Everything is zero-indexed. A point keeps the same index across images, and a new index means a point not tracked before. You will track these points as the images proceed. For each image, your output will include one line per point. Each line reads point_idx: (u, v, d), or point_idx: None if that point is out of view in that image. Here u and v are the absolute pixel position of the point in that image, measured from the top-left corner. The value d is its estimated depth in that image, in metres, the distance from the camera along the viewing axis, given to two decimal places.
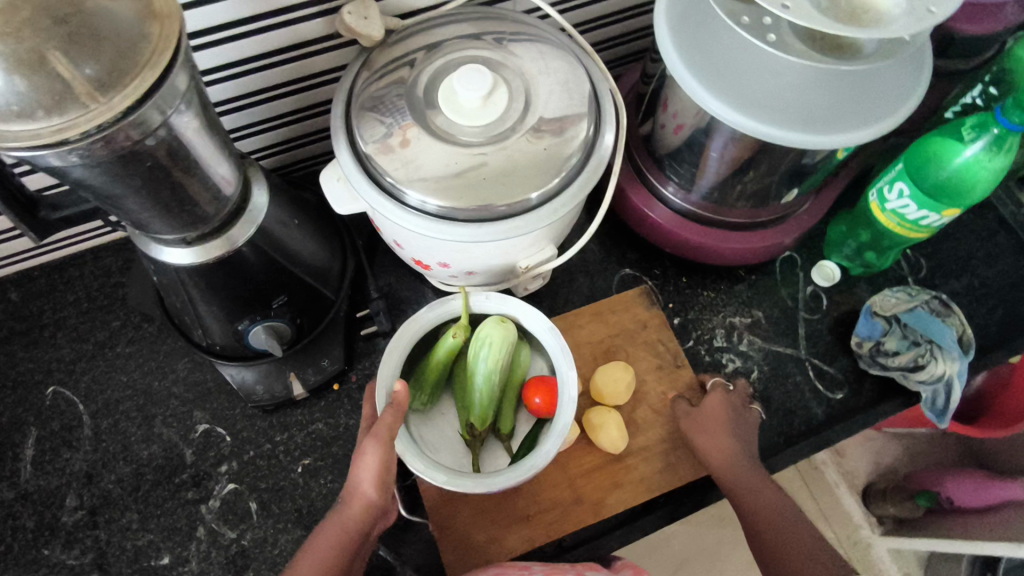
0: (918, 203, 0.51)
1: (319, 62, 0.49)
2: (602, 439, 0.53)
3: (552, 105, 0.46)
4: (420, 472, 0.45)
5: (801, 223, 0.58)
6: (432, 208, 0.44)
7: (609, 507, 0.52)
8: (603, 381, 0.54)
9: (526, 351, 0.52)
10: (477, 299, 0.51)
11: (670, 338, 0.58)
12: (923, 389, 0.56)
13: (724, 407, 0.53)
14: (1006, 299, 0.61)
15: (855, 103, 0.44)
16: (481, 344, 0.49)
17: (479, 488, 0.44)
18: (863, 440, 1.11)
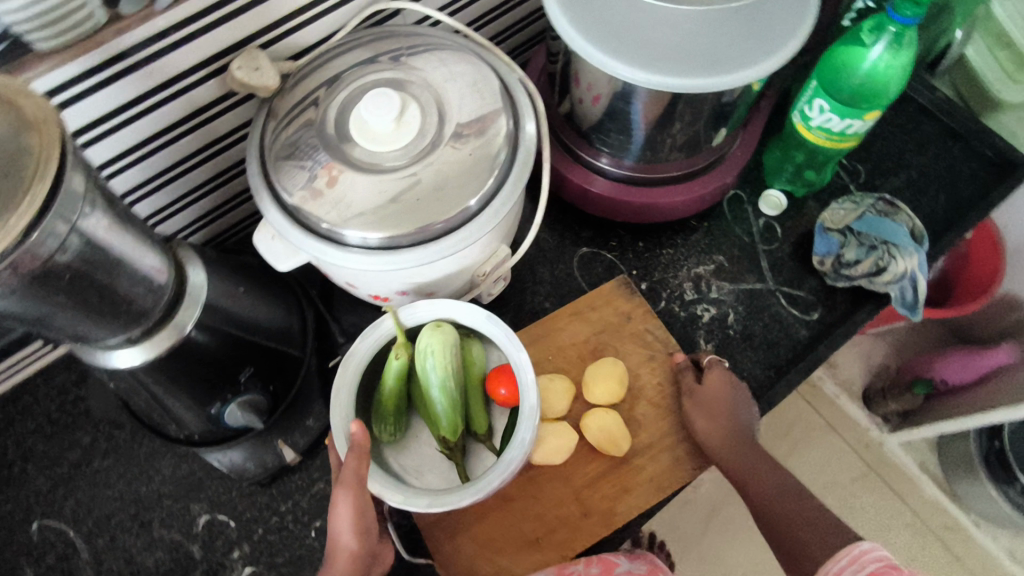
0: (839, 115, 0.51)
1: (223, 124, 0.48)
2: (603, 443, 0.53)
3: (465, 109, 0.45)
4: (403, 504, 0.44)
5: (737, 160, 0.58)
6: (374, 242, 0.43)
7: (621, 515, 0.52)
8: (592, 383, 0.55)
9: (475, 347, 0.52)
10: (406, 312, 0.50)
11: (657, 325, 0.58)
12: (892, 289, 0.57)
13: (724, 385, 0.54)
14: (945, 182, 0.63)
15: (755, 35, 0.45)
16: (425, 355, 0.48)
17: (467, 500, 0.44)
18: (851, 347, 1.14)
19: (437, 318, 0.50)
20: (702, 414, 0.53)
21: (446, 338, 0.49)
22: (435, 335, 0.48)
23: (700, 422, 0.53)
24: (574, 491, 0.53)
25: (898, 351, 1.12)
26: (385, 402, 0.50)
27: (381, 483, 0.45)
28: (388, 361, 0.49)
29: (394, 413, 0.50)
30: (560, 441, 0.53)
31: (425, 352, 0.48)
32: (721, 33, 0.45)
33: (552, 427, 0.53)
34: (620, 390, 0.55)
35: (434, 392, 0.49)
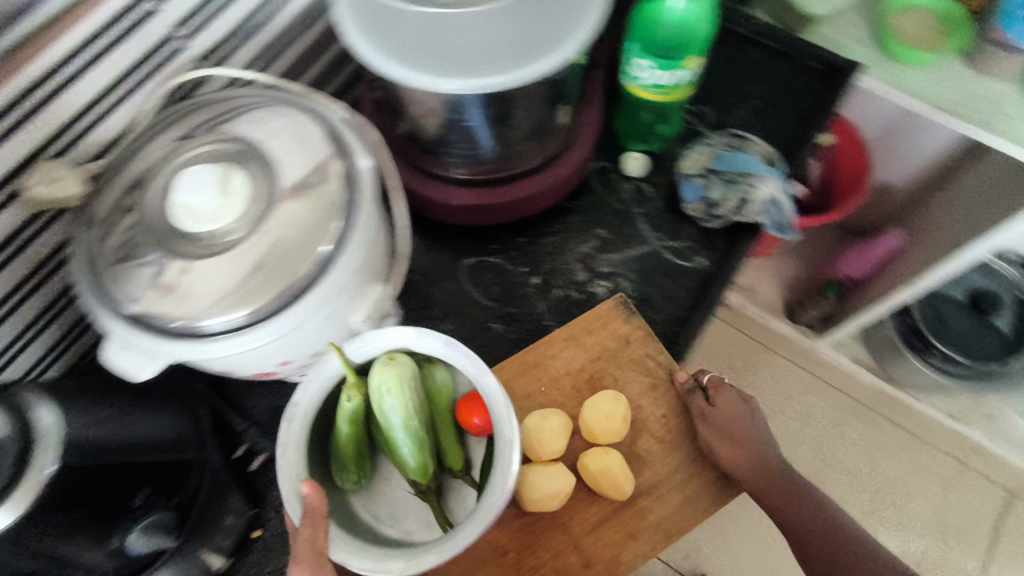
0: (667, 72, 0.53)
1: (41, 246, 0.45)
2: (600, 484, 0.53)
3: (293, 163, 0.43)
4: (373, 570, 0.43)
5: (587, 135, 0.59)
6: (235, 326, 0.41)
7: (625, 563, 0.52)
8: (588, 417, 0.55)
9: (439, 375, 0.50)
10: (352, 349, 0.48)
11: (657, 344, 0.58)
12: (761, 217, 0.59)
13: (729, 411, 0.56)
14: (787, 102, 0.65)
15: (550, 17, 0.46)
16: (381, 394, 0.47)
17: (442, 558, 0.42)
18: (762, 270, 1.19)
19: (391, 353, 0.48)
20: (716, 440, 0.54)
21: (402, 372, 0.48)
22: (389, 371, 0.47)
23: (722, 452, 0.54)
24: (575, 541, 0.53)
25: (805, 262, 1.18)
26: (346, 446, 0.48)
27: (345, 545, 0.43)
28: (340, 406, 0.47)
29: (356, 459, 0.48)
30: (560, 483, 0.52)
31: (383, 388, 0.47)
32: (535, 19, 0.45)
33: (546, 471, 0.53)
34: (623, 426, 0.55)
35: (397, 431, 0.48)
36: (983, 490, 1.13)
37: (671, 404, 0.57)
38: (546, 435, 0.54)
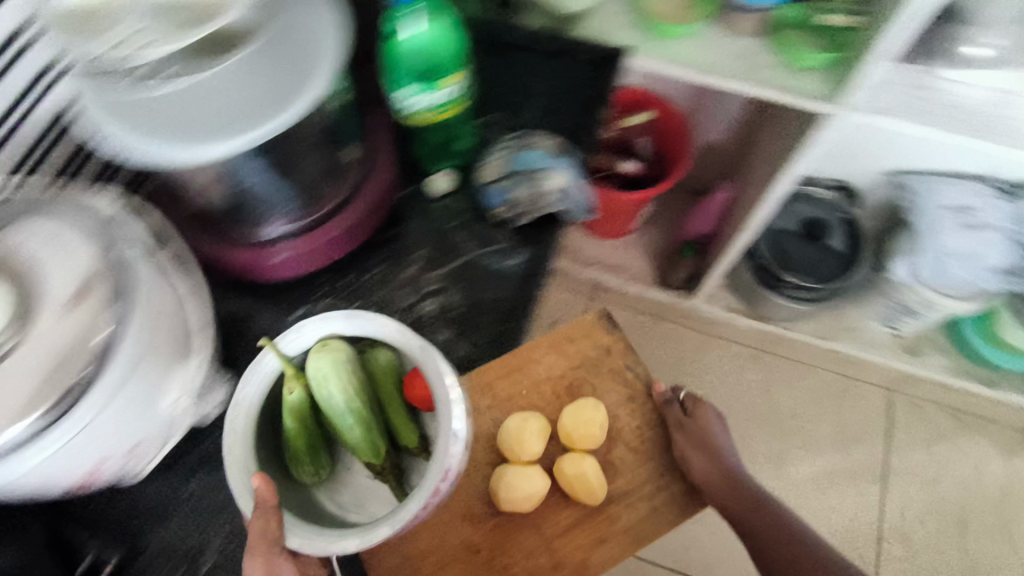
0: (433, 93, 0.55)
1: None
2: (575, 483, 0.71)
3: (55, 267, 0.43)
4: (328, 544, 0.48)
5: (382, 165, 0.60)
6: (14, 444, 0.39)
7: (591, 564, 0.70)
8: (568, 423, 0.74)
9: (377, 357, 0.56)
10: (288, 343, 0.53)
11: (637, 364, 0.78)
12: (558, 205, 0.66)
13: (730, 486, 0.75)
14: (571, 92, 0.70)
15: (296, 62, 0.45)
16: (320, 382, 0.52)
17: (393, 527, 0.48)
18: (627, 248, 1.25)
19: (325, 341, 0.54)
20: (688, 450, 0.73)
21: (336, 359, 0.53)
22: (325, 359, 0.53)
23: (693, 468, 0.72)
24: (546, 539, 0.71)
25: (664, 231, 1.25)
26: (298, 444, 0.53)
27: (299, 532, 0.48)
28: (284, 398, 0.53)
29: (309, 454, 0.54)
30: (534, 483, 0.71)
31: (323, 376, 0.53)
32: (273, 69, 0.44)
33: (524, 472, 0.72)
34: (596, 431, 0.73)
35: (341, 409, 0.54)
36: (867, 394, 1.23)
37: (647, 421, 0.77)
38: (533, 440, 0.74)
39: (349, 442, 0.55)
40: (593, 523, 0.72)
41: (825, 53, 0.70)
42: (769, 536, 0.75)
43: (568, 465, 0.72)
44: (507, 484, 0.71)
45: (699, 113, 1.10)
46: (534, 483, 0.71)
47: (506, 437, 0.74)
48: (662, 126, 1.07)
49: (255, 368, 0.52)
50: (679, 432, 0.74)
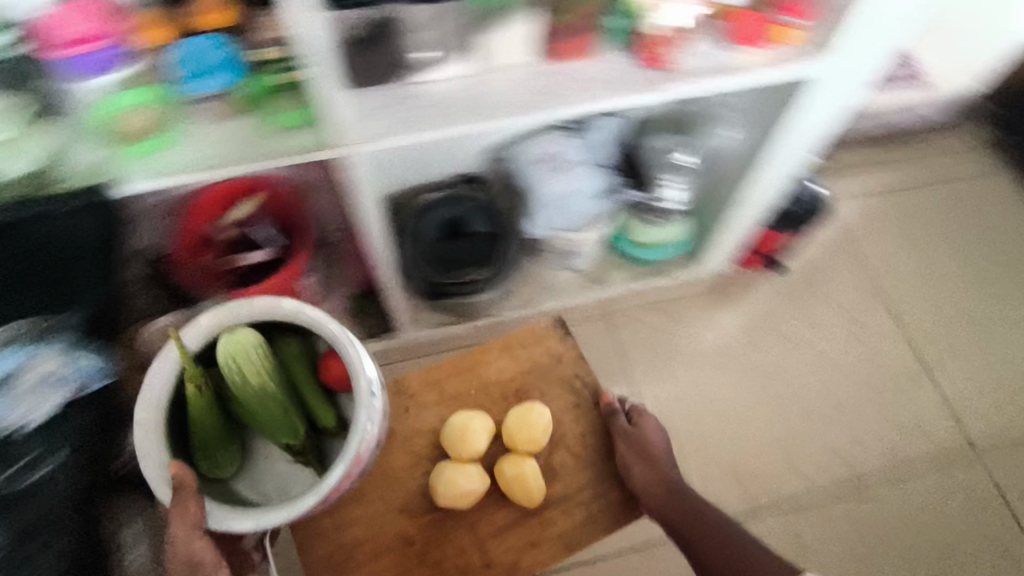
0: None
1: None
2: (506, 481, 0.91)
3: None
4: (243, 523, 0.68)
5: None
6: None
7: (522, 566, 0.89)
8: (510, 423, 0.95)
9: (285, 349, 0.78)
10: (189, 336, 0.74)
11: (587, 370, 1.00)
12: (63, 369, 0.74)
13: (653, 478, 0.89)
14: (40, 278, 0.72)
15: None
16: (234, 360, 0.72)
17: (315, 496, 0.69)
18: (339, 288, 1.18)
19: (228, 330, 0.74)
20: (630, 459, 0.90)
21: (247, 342, 0.72)
22: (233, 339, 0.72)
23: (629, 474, 0.89)
24: (479, 534, 0.90)
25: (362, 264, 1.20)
26: (205, 430, 0.72)
27: (216, 517, 0.68)
28: (188, 388, 0.70)
29: (217, 436, 0.73)
30: (472, 479, 0.90)
31: (235, 359, 0.72)
32: None
33: (463, 471, 0.90)
34: (539, 436, 0.93)
35: (253, 380, 0.73)
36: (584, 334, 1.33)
37: (592, 426, 0.97)
38: (474, 435, 0.94)
39: (266, 422, 0.76)
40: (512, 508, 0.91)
41: (286, 111, 0.71)
42: (707, 548, 0.83)
43: (508, 466, 0.91)
44: (451, 473, 0.90)
45: (311, 189, 1.13)
46: (468, 471, 0.91)
47: (450, 433, 0.94)
48: (279, 207, 1.07)
49: (147, 380, 0.71)
50: (618, 437, 0.93)
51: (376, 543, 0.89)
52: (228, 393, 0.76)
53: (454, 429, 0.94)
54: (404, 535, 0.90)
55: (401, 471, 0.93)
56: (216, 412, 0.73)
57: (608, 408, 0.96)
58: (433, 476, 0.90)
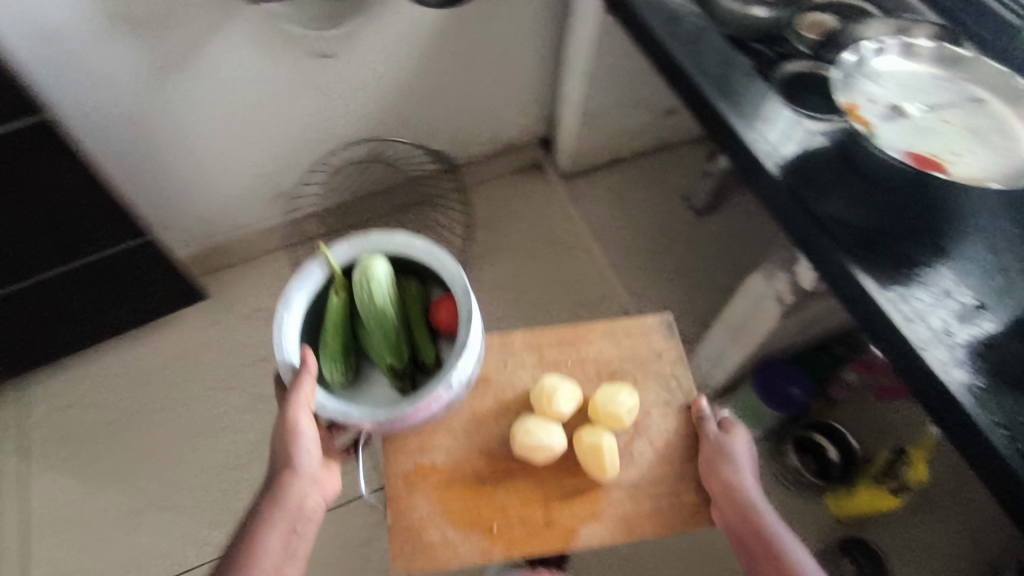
0: None
1: None
2: (585, 459, 0.75)
3: None
4: (340, 413, 0.71)
5: None
6: None
7: (582, 536, 0.74)
8: (600, 396, 0.78)
9: (411, 288, 0.80)
10: (337, 254, 0.77)
11: (686, 377, 0.82)
12: None
13: (738, 487, 0.71)
14: None
15: None
16: (379, 279, 0.75)
17: (412, 405, 0.71)
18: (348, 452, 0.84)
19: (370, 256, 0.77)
20: (718, 463, 0.74)
21: (383, 274, 0.75)
22: (372, 266, 0.75)
23: (721, 471, 0.73)
24: (535, 515, 0.74)
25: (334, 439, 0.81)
26: (336, 330, 0.76)
27: (330, 407, 0.71)
28: (334, 297, 0.75)
29: (339, 345, 0.76)
30: (547, 444, 0.75)
31: (370, 281, 0.74)
32: None
33: (541, 425, 0.75)
34: (622, 422, 0.77)
35: (389, 306, 0.76)
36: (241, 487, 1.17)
37: (679, 428, 0.79)
38: (563, 402, 0.77)
39: (374, 340, 0.78)
40: (576, 486, 0.76)
41: None
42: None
43: (585, 432, 0.75)
44: (530, 442, 0.75)
45: None
46: (548, 438, 0.74)
47: (538, 390, 0.79)
48: None
49: (296, 280, 0.75)
50: (706, 442, 0.76)
51: (455, 471, 0.77)
52: (354, 311, 0.79)
53: (546, 398, 0.78)
54: (478, 470, 0.77)
55: (488, 414, 0.80)
56: (348, 318, 0.77)
57: (704, 417, 0.78)
58: (518, 425, 0.76)
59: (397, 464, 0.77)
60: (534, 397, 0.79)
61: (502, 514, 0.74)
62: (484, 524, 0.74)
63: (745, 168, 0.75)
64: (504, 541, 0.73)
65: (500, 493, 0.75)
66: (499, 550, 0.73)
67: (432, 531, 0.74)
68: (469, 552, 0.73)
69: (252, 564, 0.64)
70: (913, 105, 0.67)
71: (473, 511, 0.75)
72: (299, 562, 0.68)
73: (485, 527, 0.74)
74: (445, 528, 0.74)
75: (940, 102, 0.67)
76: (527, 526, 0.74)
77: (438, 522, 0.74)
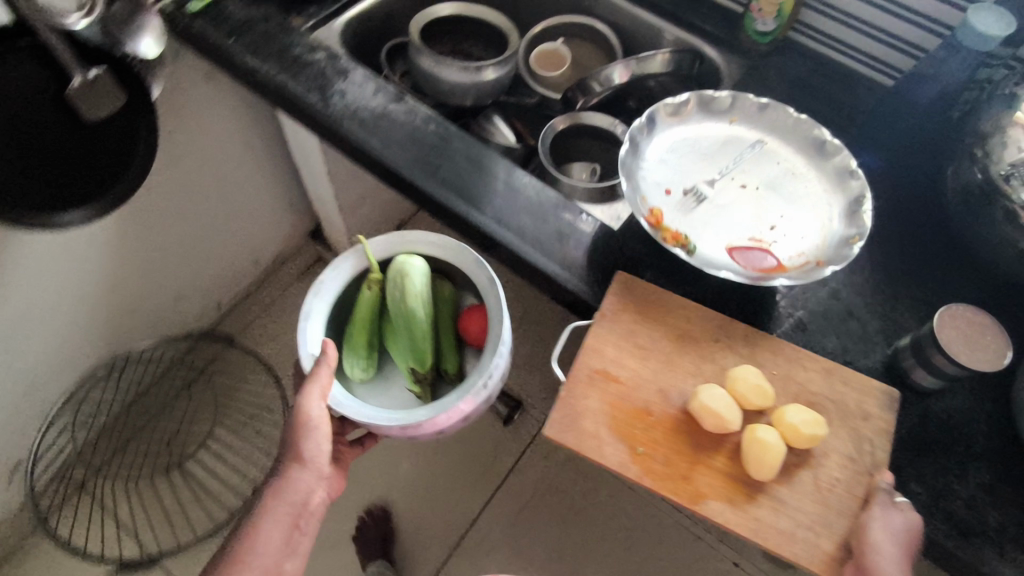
0: None
1: None
2: (751, 462, 0.53)
3: None
4: (358, 412, 0.62)
5: None
6: None
7: (708, 508, 0.53)
8: (788, 407, 0.55)
9: (443, 289, 0.71)
10: (376, 244, 0.68)
11: (887, 448, 0.54)
12: None
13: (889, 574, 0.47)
14: None
15: None
16: (415, 273, 0.66)
17: (435, 410, 0.61)
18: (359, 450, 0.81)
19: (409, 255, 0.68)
20: (880, 534, 0.49)
21: (419, 271, 0.66)
22: (407, 260, 0.66)
23: (876, 529, 0.50)
24: (682, 464, 0.54)
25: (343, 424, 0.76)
26: (363, 319, 0.67)
27: (339, 400, 0.62)
28: (364, 292, 0.67)
29: (364, 340, 0.67)
30: (722, 425, 0.54)
31: (407, 278, 0.66)
32: None
33: (729, 404, 0.54)
34: (806, 441, 0.53)
35: (419, 308, 0.66)
36: None
37: (851, 487, 0.53)
38: (751, 394, 0.55)
39: (399, 342, 0.68)
40: (718, 479, 0.54)
41: None
42: None
43: (763, 432, 0.54)
44: (704, 409, 0.54)
45: None
46: (732, 412, 0.54)
47: (733, 373, 0.56)
48: None
49: (331, 263, 0.67)
50: (881, 510, 0.51)
51: (637, 385, 0.57)
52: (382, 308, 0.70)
53: (737, 374, 0.56)
54: (652, 402, 0.56)
55: (669, 365, 0.58)
56: (376, 311, 0.68)
57: (880, 487, 0.52)
58: (705, 391, 0.55)
59: (587, 357, 0.58)
60: (727, 369, 0.57)
61: (654, 442, 0.55)
62: (631, 437, 0.55)
63: (545, 290, 0.64)
64: (645, 466, 0.54)
65: (665, 419, 0.56)
66: (636, 471, 0.54)
67: (588, 430, 0.55)
68: (613, 458, 0.54)
69: (246, 558, 0.57)
70: (706, 181, 0.59)
71: (638, 421, 0.56)
72: (298, 560, 0.60)
73: (634, 445, 0.55)
74: (604, 425, 0.55)
75: (729, 164, 0.60)
76: (674, 461, 0.54)
77: (596, 418, 0.55)
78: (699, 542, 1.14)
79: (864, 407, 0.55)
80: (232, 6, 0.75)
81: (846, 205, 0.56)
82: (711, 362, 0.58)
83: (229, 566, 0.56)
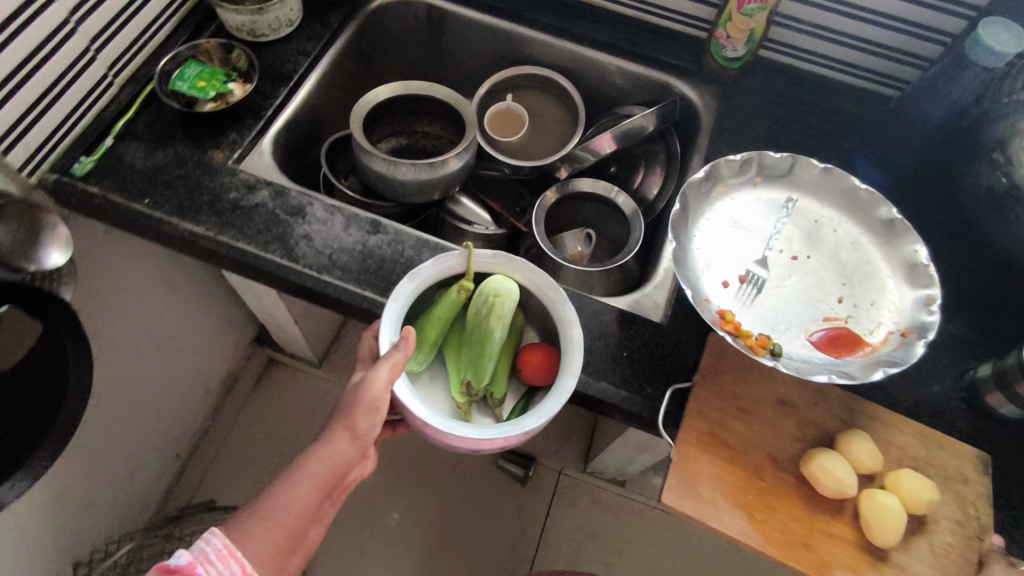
0: None
1: None
2: (872, 526, 0.50)
3: None
4: (411, 402, 0.50)
5: None
6: None
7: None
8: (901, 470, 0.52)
9: (519, 319, 0.58)
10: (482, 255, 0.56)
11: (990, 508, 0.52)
12: None
13: None
14: None
15: None
16: (509, 297, 0.54)
17: (483, 429, 0.49)
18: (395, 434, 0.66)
19: (510, 272, 0.56)
20: None
21: (512, 297, 0.54)
22: (505, 282, 0.54)
23: None
24: (800, 535, 0.50)
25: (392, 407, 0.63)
26: (442, 313, 0.55)
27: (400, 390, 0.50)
28: (450, 292, 0.55)
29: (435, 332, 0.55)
30: (842, 488, 0.50)
31: (499, 300, 0.54)
32: None
33: (847, 466, 0.51)
34: (923, 504, 0.50)
35: (497, 330, 0.54)
36: None
37: (963, 550, 0.51)
38: (867, 455, 0.52)
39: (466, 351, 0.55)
40: (841, 550, 0.50)
41: None
42: None
43: (881, 493, 0.50)
44: (824, 473, 0.51)
45: None
46: (849, 473, 0.51)
47: (847, 436, 0.53)
48: None
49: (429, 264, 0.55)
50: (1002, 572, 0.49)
51: (745, 446, 0.53)
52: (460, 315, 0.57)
53: (853, 437, 0.53)
54: (762, 470, 0.52)
55: (766, 437, 0.54)
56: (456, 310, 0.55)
57: (993, 548, 0.50)
58: (823, 453, 0.52)
59: (693, 419, 0.54)
60: (833, 435, 0.54)
61: (770, 508, 0.51)
62: (746, 503, 0.51)
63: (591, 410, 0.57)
64: (765, 532, 0.50)
65: (779, 488, 0.52)
66: (757, 538, 0.49)
67: (704, 497, 0.50)
68: (733, 524, 0.50)
69: (272, 510, 0.46)
70: (757, 263, 0.54)
71: (751, 483, 0.52)
72: (319, 530, 0.50)
73: (751, 510, 0.51)
74: (718, 489, 0.51)
75: (772, 234, 0.56)
76: (793, 527, 0.50)
77: (709, 484, 0.51)
78: (733, 557, 1.13)
79: (954, 471, 0.53)
80: (131, 154, 0.61)
81: (901, 266, 0.53)
82: (797, 456, 0.53)
83: (256, 514, 0.46)
